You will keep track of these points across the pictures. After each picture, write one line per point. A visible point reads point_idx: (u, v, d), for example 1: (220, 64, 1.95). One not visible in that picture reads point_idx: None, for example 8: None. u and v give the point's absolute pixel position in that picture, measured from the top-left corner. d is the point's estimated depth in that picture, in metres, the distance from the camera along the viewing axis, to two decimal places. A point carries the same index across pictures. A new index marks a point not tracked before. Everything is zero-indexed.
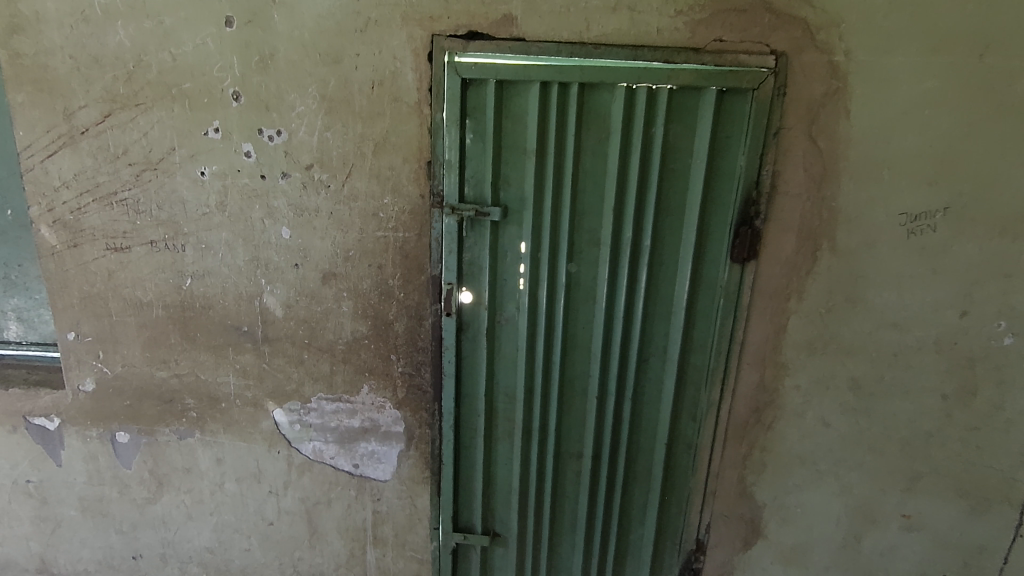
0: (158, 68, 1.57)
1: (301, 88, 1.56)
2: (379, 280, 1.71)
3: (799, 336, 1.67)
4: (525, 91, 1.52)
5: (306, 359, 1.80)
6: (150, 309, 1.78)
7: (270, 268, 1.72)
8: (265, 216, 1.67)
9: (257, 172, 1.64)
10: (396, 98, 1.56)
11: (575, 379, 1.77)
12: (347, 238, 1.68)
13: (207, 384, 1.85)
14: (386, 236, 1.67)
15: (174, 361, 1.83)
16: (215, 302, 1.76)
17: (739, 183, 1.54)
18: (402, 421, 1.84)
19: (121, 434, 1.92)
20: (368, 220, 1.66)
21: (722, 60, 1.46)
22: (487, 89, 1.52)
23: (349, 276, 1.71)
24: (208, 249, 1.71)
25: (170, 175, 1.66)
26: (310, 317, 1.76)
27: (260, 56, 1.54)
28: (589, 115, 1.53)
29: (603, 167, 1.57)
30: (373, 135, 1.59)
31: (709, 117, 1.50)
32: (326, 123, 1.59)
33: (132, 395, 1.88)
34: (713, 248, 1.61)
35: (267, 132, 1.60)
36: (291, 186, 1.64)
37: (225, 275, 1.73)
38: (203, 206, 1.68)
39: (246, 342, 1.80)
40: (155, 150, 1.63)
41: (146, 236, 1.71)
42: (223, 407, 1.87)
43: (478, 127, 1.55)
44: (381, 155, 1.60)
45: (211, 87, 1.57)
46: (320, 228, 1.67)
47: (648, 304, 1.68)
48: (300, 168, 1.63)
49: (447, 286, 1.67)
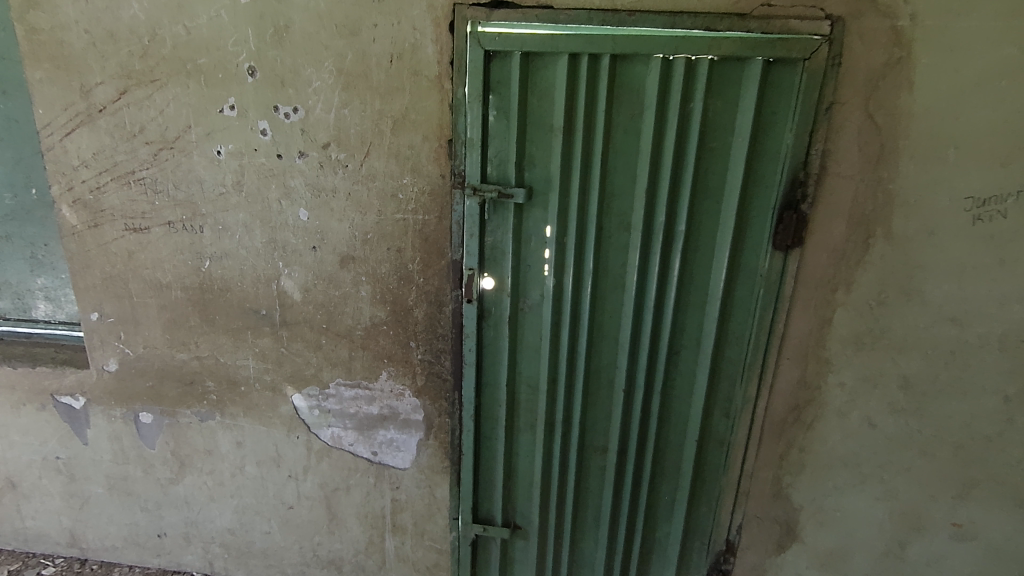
0: (173, 43, 1.52)
1: (317, 62, 1.49)
2: (397, 264, 1.64)
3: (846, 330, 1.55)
4: (552, 64, 1.42)
5: (324, 344, 1.76)
6: (169, 291, 1.77)
7: (288, 251, 1.67)
8: (282, 197, 1.62)
9: (273, 151, 1.58)
10: (415, 72, 1.47)
11: (601, 370, 1.68)
12: (365, 220, 1.61)
13: (227, 367, 1.83)
14: (405, 218, 1.60)
15: (194, 344, 1.81)
16: (233, 285, 1.73)
17: (785, 163, 1.41)
18: (422, 409, 1.79)
19: (144, 415, 1.92)
20: (386, 201, 1.59)
21: (770, 27, 1.33)
22: (512, 63, 1.42)
23: (367, 260, 1.65)
24: (225, 230, 1.68)
25: (186, 154, 1.61)
26: (328, 301, 1.71)
27: (274, 28, 1.48)
28: (621, 89, 1.42)
29: (635, 145, 1.46)
30: (392, 111, 1.51)
31: (753, 91, 1.37)
32: (343, 100, 1.51)
33: (154, 376, 1.87)
34: (754, 233, 1.49)
35: (283, 109, 1.54)
36: (308, 165, 1.58)
37: (243, 257, 1.70)
38: (220, 186, 1.63)
39: (265, 326, 1.77)
40: (172, 128, 1.59)
41: (164, 216, 1.68)
42: (242, 390, 1.85)
43: (501, 103, 1.46)
44: (400, 133, 1.52)
45: (225, 61, 1.52)
46: (337, 210, 1.61)
47: (681, 293, 1.58)
48: (317, 147, 1.56)
49: (468, 272, 1.59)
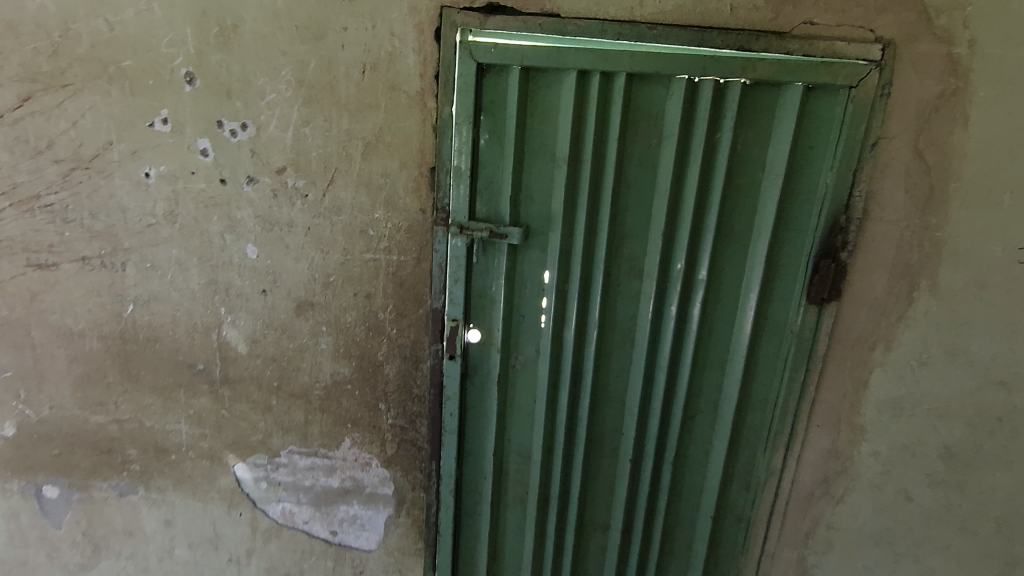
0: (91, 41, 1.23)
1: (272, 70, 1.23)
2: (365, 312, 1.38)
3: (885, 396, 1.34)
4: (557, 83, 1.21)
5: (275, 405, 1.47)
6: (83, 340, 1.45)
7: (232, 294, 1.39)
8: (226, 230, 1.34)
9: (215, 176, 1.30)
10: (392, 86, 1.22)
11: (605, 437, 1.45)
12: (327, 260, 1.35)
13: (154, 432, 1.51)
14: (376, 259, 1.34)
15: (113, 403, 1.49)
16: (163, 334, 1.43)
17: (823, 205, 1.23)
18: (391, 482, 1.51)
19: (48, 489, 1.58)
20: (354, 238, 1.33)
21: (812, 49, 1.16)
22: (508, 81, 1.20)
23: (329, 307, 1.38)
24: (154, 269, 1.38)
25: (106, 176, 1.31)
26: (280, 355, 1.43)
27: (219, 27, 1.21)
28: (637, 114, 1.21)
29: (652, 180, 1.25)
30: (362, 132, 1.25)
31: (790, 121, 1.19)
32: (304, 116, 1.25)
33: (62, 443, 1.53)
34: (784, 284, 1.30)
35: (229, 126, 1.27)
36: (258, 193, 1.31)
37: (176, 301, 1.40)
38: (148, 216, 1.34)
39: (202, 383, 1.46)
40: (87, 144, 1.29)
41: (76, 251, 1.37)
42: (172, 459, 1.53)
43: (495, 127, 1.23)
44: (372, 158, 1.27)
45: (157, 65, 1.24)
46: (294, 247, 1.34)
47: (700, 350, 1.36)
48: (270, 171, 1.29)
49: (451, 323, 1.34)
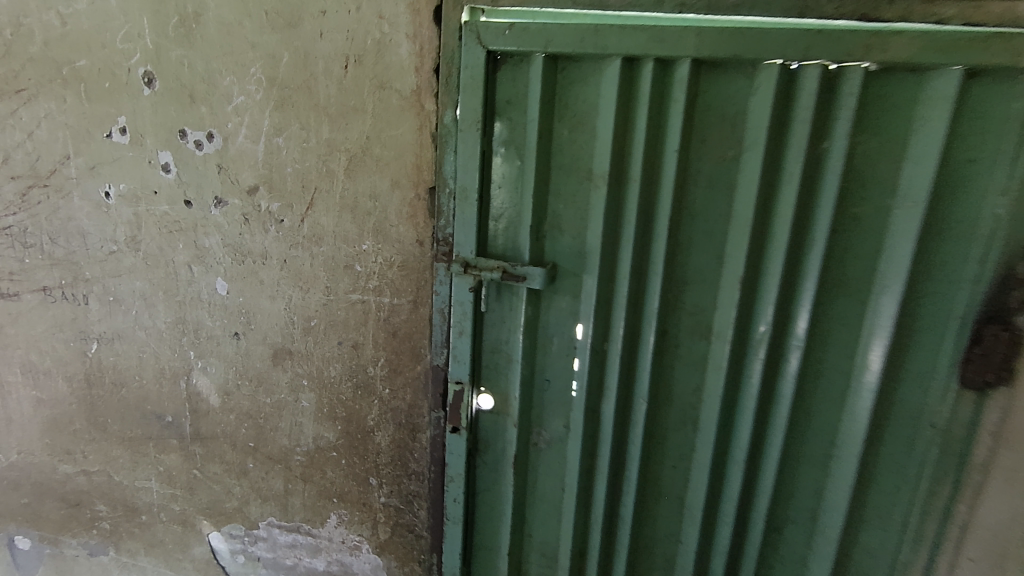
0: (44, 37, 1.05)
1: (239, 67, 0.99)
2: (352, 366, 1.11)
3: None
4: (594, 76, 0.89)
5: (251, 470, 1.23)
6: (48, 380, 1.27)
7: (201, 337, 1.16)
8: (193, 261, 1.11)
9: (179, 196, 1.08)
10: (381, 84, 0.95)
11: (656, 544, 1.09)
12: (307, 300, 1.09)
13: (122, 489, 1.31)
14: (364, 301, 1.06)
15: (80, 453, 1.31)
16: (129, 379, 1.22)
17: (985, 245, 0.84)
18: (385, 572, 1.22)
19: (20, 540, 1.42)
20: (338, 275, 1.06)
21: (977, 16, 0.77)
22: (528, 74, 0.91)
23: (310, 357, 1.12)
24: (118, 303, 1.18)
25: (64, 195, 1.13)
26: (256, 411, 1.18)
27: (179, 17, 0.99)
28: (706, 117, 0.87)
29: (727, 208, 0.90)
30: (345, 143, 0.99)
31: (940, 123, 0.80)
32: (276, 124, 1.00)
33: (30, 492, 1.36)
34: (920, 356, 0.90)
35: (193, 136, 1.04)
36: (227, 218, 1.07)
37: (142, 342, 1.19)
38: (109, 242, 1.14)
39: (171, 438, 1.24)
40: (45, 158, 1.11)
41: (37, 280, 1.20)
42: (143, 521, 1.33)
43: (511, 136, 0.94)
44: (358, 175, 1.00)
45: (113, 64, 1.03)
46: (269, 283, 1.09)
47: (791, 440, 0.99)
48: (239, 191, 1.05)
49: (454, 386, 1.05)
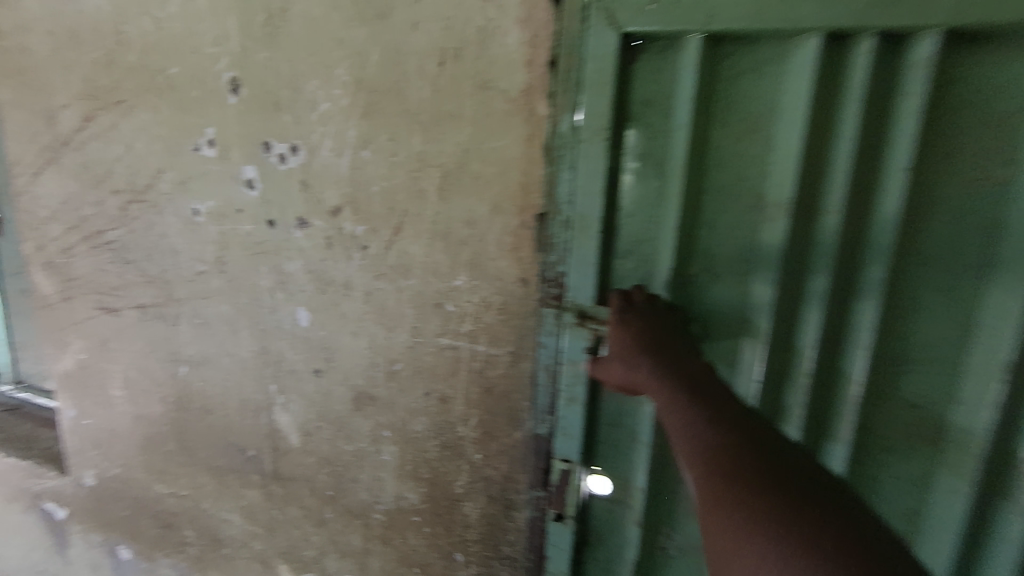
0: (140, 45, 0.98)
1: (323, 68, 0.84)
2: (439, 423, 0.93)
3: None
4: (776, 65, 0.62)
5: (329, 520, 1.10)
6: (145, 399, 1.23)
7: (283, 371, 1.05)
8: (276, 288, 1.00)
9: (263, 216, 0.96)
10: (482, 83, 0.75)
11: None
12: (392, 341, 0.92)
13: (208, 517, 1.25)
14: (455, 348, 0.88)
15: (172, 475, 1.26)
16: (215, 407, 1.15)
17: None
18: None
19: (122, 549, 1.42)
20: (427, 315, 0.88)
21: None
22: (676, 65, 0.66)
23: (393, 406, 0.96)
24: (205, 327, 1.10)
25: (157, 211, 1.07)
26: (335, 458, 1.05)
27: (265, 13, 0.86)
28: (961, 120, 0.57)
29: (986, 256, 0.59)
30: (438, 157, 0.80)
31: None
32: (362, 134, 0.84)
33: (130, 505, 1.35)
34: None
35: (277, 150, 0.92)
36: (310, 242, 0.94)
37: (227, 369, 1.11)
38: (197, 262, 1.06)
39: (253, 473, 1.15)
40: (141, 172, 1.06)
41: (135, 297, 1.16)
42: (226, 553, 1.26)
43: (650, 149, 0.70)
44: (452, 198, 0.81)
45: (202, 71, 0.94)
46: (351, 318, 0.95)
47: None
48: (322, 212, 0.91)
49: (561, 465, 0.83)
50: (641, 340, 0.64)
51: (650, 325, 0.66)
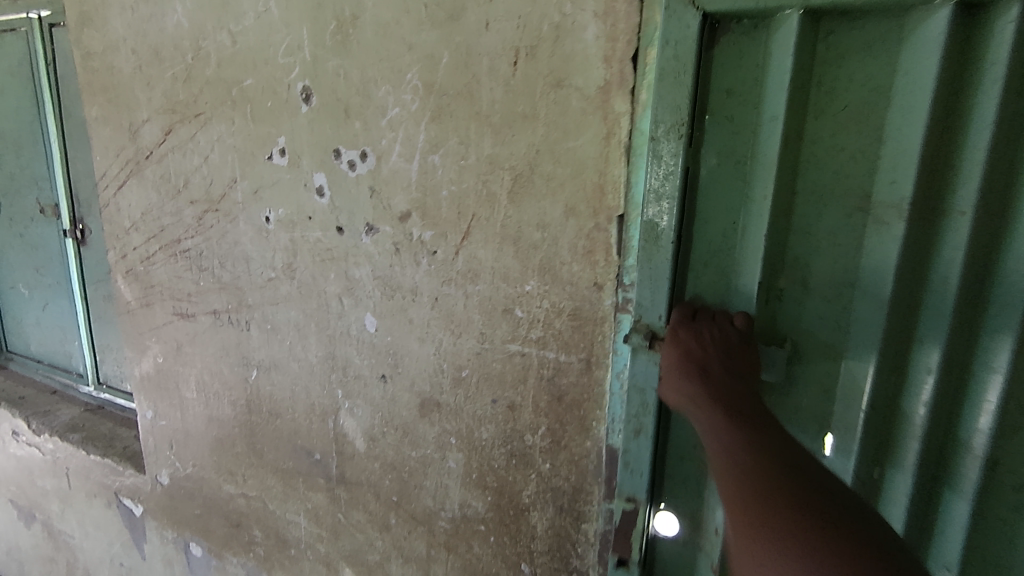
0: (217, 58, 1.02)
1: (394, 74, 0.85)
2: (506, 430, 0.91)
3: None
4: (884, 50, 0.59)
5: (393, 526, 1.09)
6: (217, 401, 1.27)
7: (350, 376, 1.06)
8: (344, 294, 1.01)
9: (332, 222, 0.98)
10: (557, 81, 0.73)
11: None
12: (459, 347, 0.92)
13: (275, 519, 1.27)
14: (524, 355, 0.86)
15: (241, 476, 1.30)
16: (283, 410, 1.17)
17: None
18: None
19: (194, 547, 1.46)
20: (495, 321, 0.87)
21: None
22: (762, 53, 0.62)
23: (459, 413, 0.95)
24: (275, 332, 1.12)
25: (231, 219, 1.10)
26: (400, 463, 1.04)
27: (337, 22, 0.87)
28: None
29: None
30: (509, 159, 0.79)
31: None
32: (431, 138, 0.84)
33: (202, 504, 1.39)
34: None
35: (347, 156, 0.93)
36: (378, 248, 0.95)
37: (295, 373, 1.13)
38: (268, 269, 1.08)
39: (319, 476, 1.17)
40: (216, 181, 1.09)
41: (210, 303, 1.19)
42: (292, 554, 1.28)
43: (723, 149, 0.66)
44: (524, 200, 0.79)
45: (275, 81, 0.96)
46: (418, 323, 0.94)
47: None
48: (391, 218, 0.92)
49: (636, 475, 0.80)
50: (688, 365, 0.65)
51: (698, 348, 0.66)
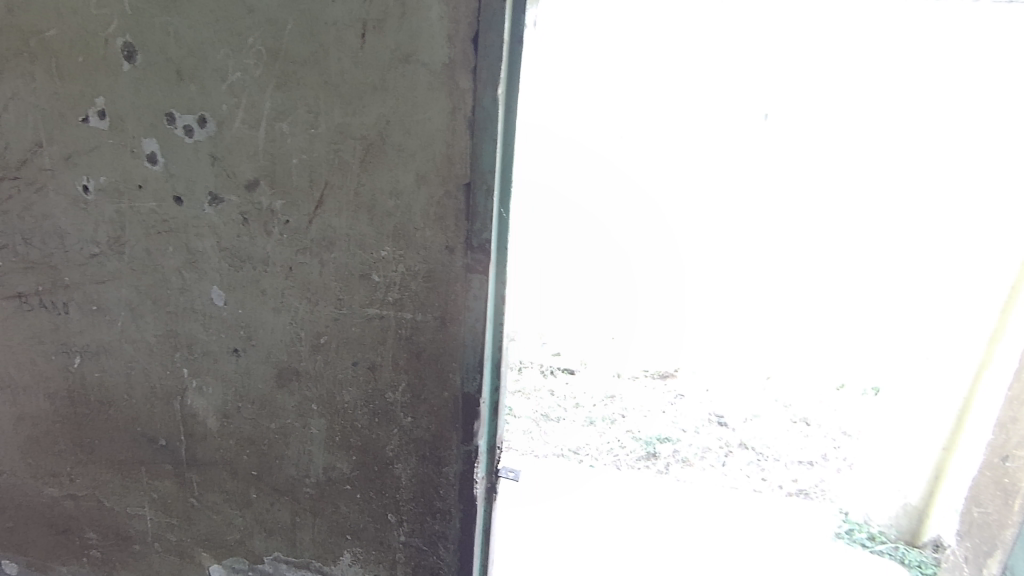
0: (7, 3, 0.89)
1: (233, 36, 0.83)
2: (368, 391, 0.95)
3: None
4: None
5: (254, 501, 1.09)
6: (29, 397, 1.13)
7: (196, 353, 1.01)
8: (186, 268, 0.96)
9: (168, 192, 0.92)
10: (405, 55, 0.78)
11: None
12: (315, 314, 0.93)
13: (114, 516, 1.18)
14: (383, 317, 0.91)
15: (67, 475, 1.17)
16: (117, 397, 1.08)
17: None
18: None
19: (6, 565, 1.28)
20: (351, 287, 0.90)
21: None
22: None
23: (319, 379, 0.97)
24: (102, 313, 1.03)
25: (37, 189, 0.98)
26: (258, 437, 1.04)
27: None
28: None
29: None
30: (360, 129, 0.82)
31: None
32: (278, 106, 0.84)
33: (16, 515, 1.23)
34: None
35: (183, 122, 0.88)
36: (223, 218, 0.92)
37: (130, 356, 1.05)
38: (90, 244, 0.99)
39: (165, 462, 1.11)
40: (14, 146, 0.96)
41: (13, 286, 1.05)
42: (137, 550, 1.19)
43: None
44: (376, 169, 0.83)
45: (87, 35, 0.87)
46: (272, 294, 0.94)
47: None
48: (236, 187, 0.90)
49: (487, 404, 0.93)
50: None
51: None
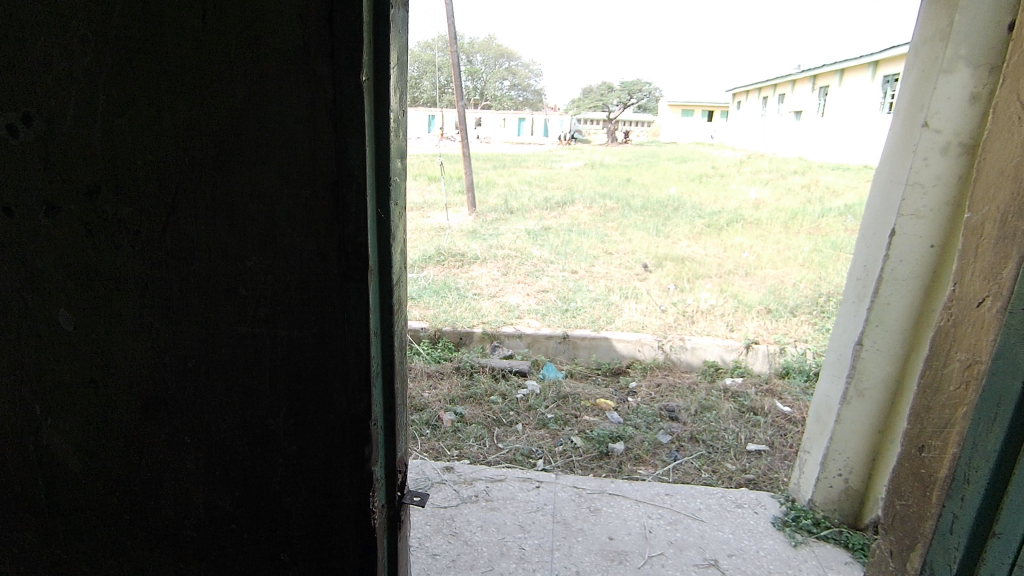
0: None
1: (54, 18, 0.71)
2: (247, 418, 0.85)
3: (962, 474, 1.04)
4: None
5: (131, 547, 0.96)
6: None
7: (47, 386, 0.88)
8: (25, 288, 0.84)
9: None
10: (251, 39, 0.69)
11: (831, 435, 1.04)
12: (179, 335, 0.83)
13: None
14: (255, 335, 0.81)
15: None
16: None
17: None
18: None
19: None
20: (217, 303, 0.80)
21: None
22: None
23: (191, 408, 0.86)
24: None
25: None
26: (128, 476, 0.92)
27: None
28: None
29: None
30: (210, 124, 0.72)
31: None
32: (114, 100, 0.73)
33: None
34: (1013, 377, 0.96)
35: (5, 119, 0.76)
36: (63, 230, 0.80)
37: None
38: None
39: (25, 512, 0.97)
40: None
41: None
42: None
43: None
44: (230, 170, 0.74)
45: None
46: (128, 315, 0.83)
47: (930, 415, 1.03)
48: (75, 193, 0.78)
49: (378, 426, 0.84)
50: None
51: None
